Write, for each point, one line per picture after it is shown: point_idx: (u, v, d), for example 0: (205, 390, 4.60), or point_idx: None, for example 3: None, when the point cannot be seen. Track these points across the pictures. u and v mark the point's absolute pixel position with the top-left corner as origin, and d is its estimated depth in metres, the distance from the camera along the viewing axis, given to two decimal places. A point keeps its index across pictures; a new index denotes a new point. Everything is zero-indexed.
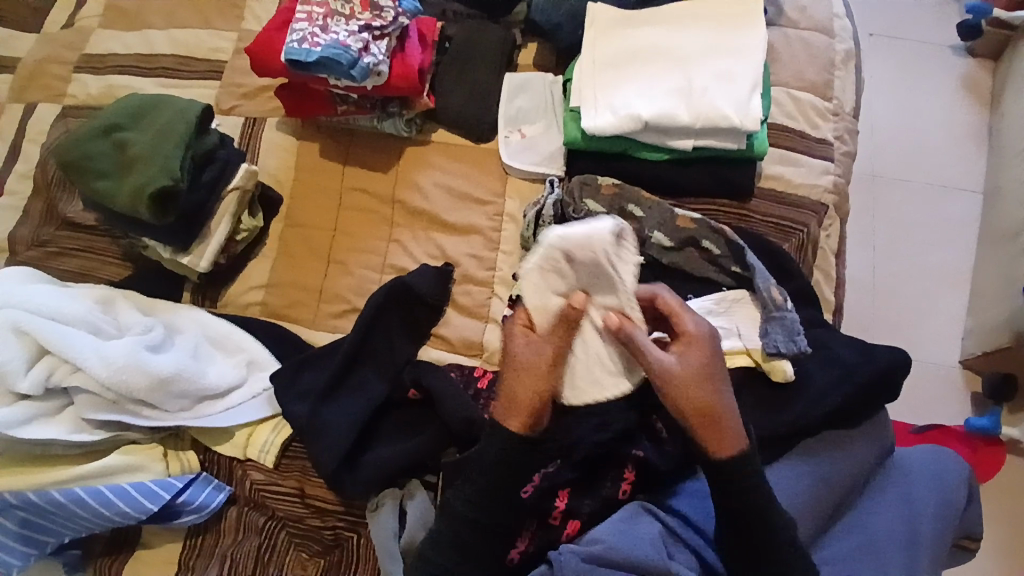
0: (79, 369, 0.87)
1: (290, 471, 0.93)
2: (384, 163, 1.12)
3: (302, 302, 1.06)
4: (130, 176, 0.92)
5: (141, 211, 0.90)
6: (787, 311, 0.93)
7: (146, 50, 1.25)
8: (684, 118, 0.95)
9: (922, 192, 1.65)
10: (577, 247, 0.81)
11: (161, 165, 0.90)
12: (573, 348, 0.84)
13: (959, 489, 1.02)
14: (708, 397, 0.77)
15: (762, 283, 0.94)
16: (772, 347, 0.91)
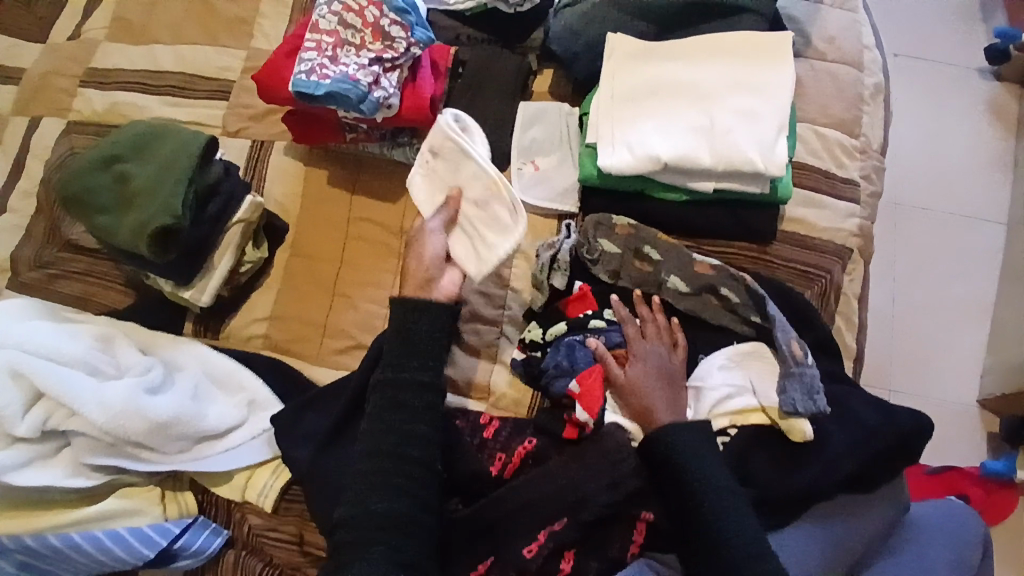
0: (76, 414, 0.84)
1: (289, 517, 0.91)
2: (393, 193, 1.08)
3: (305, 336, 1.02)
4: (132, 212, 0.89)
5: (142, 249, 0.87)
6: (808, 366, 0.89)
7: (152, 65, 1.22)
8: (706, 161, 0.91)
9: (946, 222, 1.60)
10: (435, 142, 0.94)
11: (163, 202, 0.87)
12: (451, 239, 0.94)
13: (976, 548, 0.99)
14: (641, 404, 0.89)
15: (783, 337, 0.90)
16: (789, 406, 0.87)
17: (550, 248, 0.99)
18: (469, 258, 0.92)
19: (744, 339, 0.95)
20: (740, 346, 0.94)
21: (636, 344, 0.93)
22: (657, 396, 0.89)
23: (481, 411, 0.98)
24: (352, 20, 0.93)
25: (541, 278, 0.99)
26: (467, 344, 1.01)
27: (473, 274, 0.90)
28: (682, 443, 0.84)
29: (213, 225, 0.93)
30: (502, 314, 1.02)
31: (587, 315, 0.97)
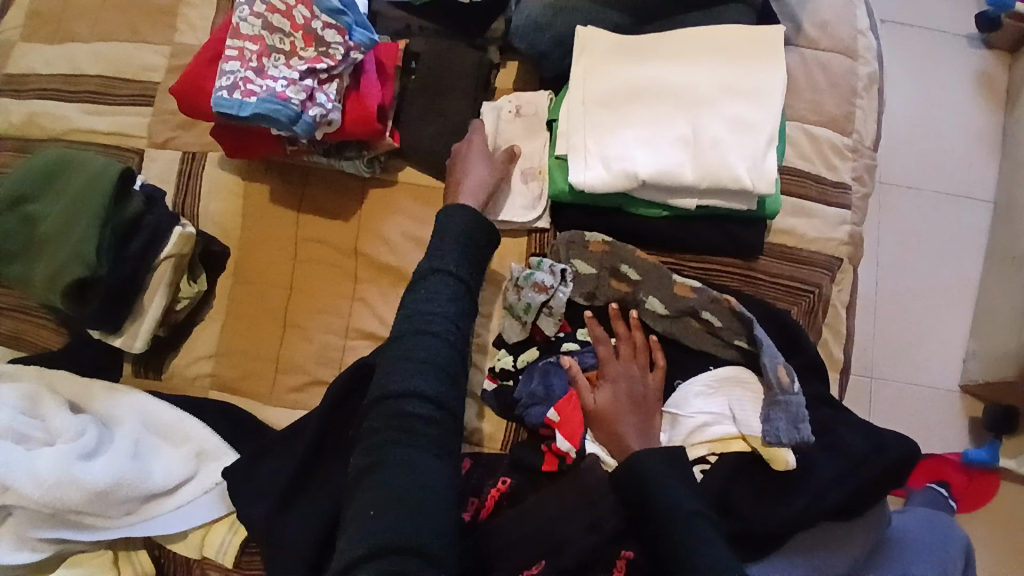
0: (6, 489, 0.77)
1: (250, 572, 0.86)
2: (344, 208, 0.98)
3: (256, 373, 0.94)
4: (42, 260, 0.78)
5: (57, 300, 0.77)
6: (794, 395, 0.82)
7: (68, 66, 1.07)
8: (688, 177, 0.82)
9: (933, 202, 1.54)
10: (523, 103, 0.96)
11: (73, 250, 0.76)
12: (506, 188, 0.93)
13: (959, 560, 0.98)
14: (613, 430, 0.84)
15: (768, 363, 0.84)
16: (772, 437, 0.81)
17: (544, 292, 0.89)
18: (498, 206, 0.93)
19: (726, 363, 0.89)
20: (720, 370, 0.88)
21: (609, 367, 0.87)
22: (628, 424, 0.84)
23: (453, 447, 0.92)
24: (279, 21, 0.81)
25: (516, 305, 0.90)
26: None
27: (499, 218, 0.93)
28: (649, 468, 0.79)
29: (137, 262, 0.83)
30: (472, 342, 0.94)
31: (559, 336, 0.92)
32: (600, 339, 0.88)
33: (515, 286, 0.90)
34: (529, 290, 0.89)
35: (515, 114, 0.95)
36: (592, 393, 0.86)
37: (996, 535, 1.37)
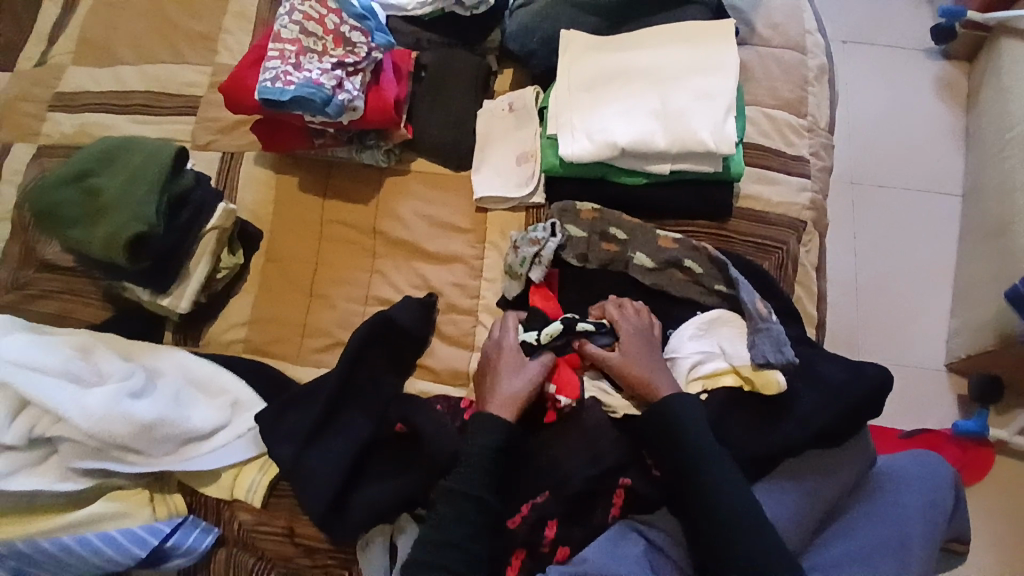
0: (61, 421, 0.88)
1: (278, 511, 0.93)
2: (365, 194, 1.12)
3: (285, 337, 1.05)
4: (104, 223, 0.94)
5: (119, 257, 0.92)
6: (773, 322, 0.93)
7: (120, 86, 1.25)
8: (660, 143, 0.96)
9: (903, 197, 1.66)
10: (512, 99, 1.11)
11: (135, 211, 0.92)
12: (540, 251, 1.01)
13: (948, 493, 1.01)
14: (644, 380, 0.91)
15: (747, 298, 0.94)
16: (760, 359, 0.90)
17: (536, 246, 0.99)
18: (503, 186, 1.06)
19: (711, 308, 0.99)
20: (710, 316, 0.97)
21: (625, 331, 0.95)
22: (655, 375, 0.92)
23: (463, 396, 0.99)
24: (313, 28, 0.99)
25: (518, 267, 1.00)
26: (445, 333, 1.04)
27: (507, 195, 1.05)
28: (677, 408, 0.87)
29: (184, 232, 0.98)
30: (477, 303, 1.05)
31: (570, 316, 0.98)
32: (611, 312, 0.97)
33: (513, 247, 1.02)
34: (525, 247, 1.00)
35: (509, 109, 1.10)
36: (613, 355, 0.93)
37: (996, 508, 1.40)
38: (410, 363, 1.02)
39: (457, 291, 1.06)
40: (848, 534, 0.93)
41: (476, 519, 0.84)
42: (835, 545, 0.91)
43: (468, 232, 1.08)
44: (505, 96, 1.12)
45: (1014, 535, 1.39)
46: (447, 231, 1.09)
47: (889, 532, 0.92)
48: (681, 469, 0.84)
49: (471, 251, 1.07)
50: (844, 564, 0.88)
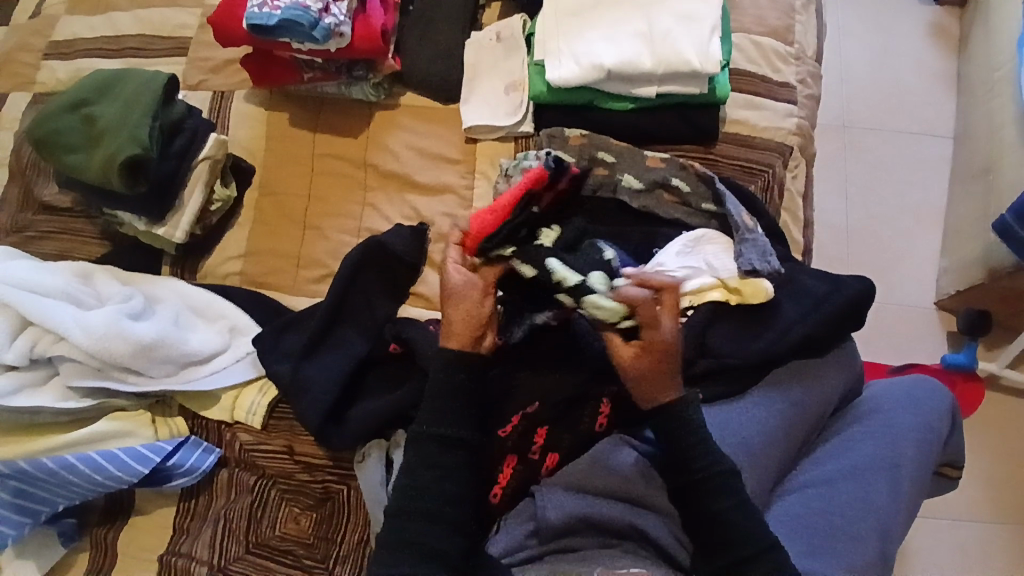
0: (61, 339, 0.94)
1: (278, 432, 0.98)
2: (355, 128, 1.13)
3: (280, 269, 1.07)
4: (100, 148, 0.99)
5: (113, 180, 0.97)
6: (758, 233, 0.96)
7: (112, 31, 1.26)
8: (646, 65, 0.97)
9: (893, 139, 1.66)
10: (501, 29, 1.12)
11: (130, 135, 0.97)
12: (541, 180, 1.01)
13: (944, 417, 0.96)
14: (651, 390, 0.84)
15: (733, 210, 0.97)
16: (747, 265, 0.94)
17: (532, 178, 1.00)
18: (492, 116, 1.07)
19: (698, 228, 1.00)
20: (703, 235, 0.98)
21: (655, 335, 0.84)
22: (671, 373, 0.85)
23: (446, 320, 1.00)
24: None
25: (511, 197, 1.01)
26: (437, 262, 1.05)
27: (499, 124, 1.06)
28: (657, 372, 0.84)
29: (178, 160, 1.03)
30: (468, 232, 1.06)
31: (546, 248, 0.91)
32: (634, 300, 0.85)
33: (506, 176, 1.02)
34: (519, 177, 1.00)
35: (497, 39, 1.11)
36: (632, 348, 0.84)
37: (990, 443, 1.36)
38: (404, 289, 1.04)
39: (449, 220, 1.07)
40: (836, 454, 0.92)
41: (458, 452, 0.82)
42: (821, 465, 0.91)
43: (458, 162, 1.09)
44: (492, 26, 1.13)
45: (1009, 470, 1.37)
46: (438, 163, 1.09)
47: (876, 453, 0.90)
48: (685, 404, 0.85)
49: (462, 180, 1.08)
50: (830, 485, 0.88)
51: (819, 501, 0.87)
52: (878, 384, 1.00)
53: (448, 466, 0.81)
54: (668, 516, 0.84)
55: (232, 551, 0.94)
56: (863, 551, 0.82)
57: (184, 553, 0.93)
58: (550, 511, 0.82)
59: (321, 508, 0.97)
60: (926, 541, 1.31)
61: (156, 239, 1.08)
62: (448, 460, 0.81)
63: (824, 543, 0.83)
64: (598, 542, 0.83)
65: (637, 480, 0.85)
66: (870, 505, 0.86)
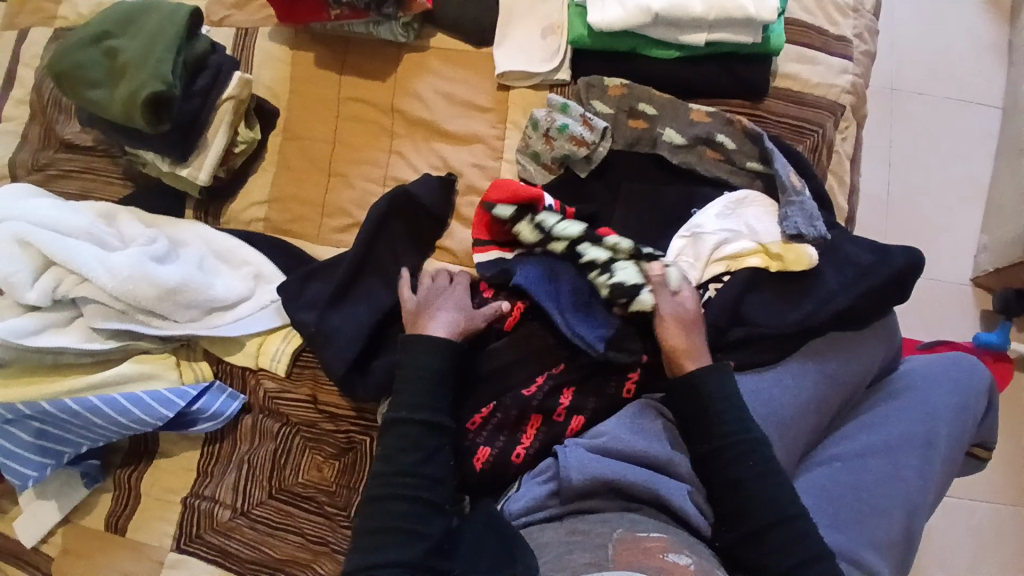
0: (85, 280, 0.93)
1: (302, 380, 0.97)
2: (382, 71, 1.08)
3: (304, 216, 1.04)
4: (124, 83, 0.96)
5: (136, 117, 0.94)
6: (805, 196, 0.92)
7: None
8: (697, 9, 0.91)
9: (942, 108, 1.51)
10: None
11: (153, 69, 0.94)
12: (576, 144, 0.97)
13: (981, 397, 0.92)
14: (693, 342, 0.85)
15: (782, 169, 0.92)
16: (792, 230, 0.89)
17: (582, 147, 0.97)
18: (528, 62, 1.02)
19: (741, 188, 0.96)
20: (747, 197, 0.94)
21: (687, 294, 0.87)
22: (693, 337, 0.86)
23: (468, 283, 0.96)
24: None
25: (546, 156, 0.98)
26: (465, 216, 1.02)
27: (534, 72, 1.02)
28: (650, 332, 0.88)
29: (204, 98, 1.00)
30: None
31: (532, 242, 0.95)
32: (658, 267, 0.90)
33: (546, 136, 0.97)
34: (566, 144, 0.97)
35: None
36: (670, 300, 0.87)
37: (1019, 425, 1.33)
38: (430, 243, 1.01)
39: (478, 172, 1.03)
40: (867, 427, 0.89)
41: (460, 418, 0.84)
42: (852, 438, 0.88)
43: (489, 111, 1.04)
44: None
45: None
46: (469, 111, 1.05)
47: (910, 429, 0.87)
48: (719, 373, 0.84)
49: (492, 131, 1.04)
50: (860, 460, 0.86)
51: (848, 476, 0.85)
52: (917, 357, 0.96)
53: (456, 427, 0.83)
54: (690, 484, 0.82)
55: (255, 496, 0.95)
56: (888, 527, 0.82)
57: (208, 496, 0.96)
58: (572, 472, 0.80)
59: (343, 457, 0.97)
60: (946, 521, 1.29)
61: (179, 181, 1.05)
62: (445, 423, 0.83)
63: (851, 517, 0.82)
64: (618, 506, 0.79)
65: (661, 443, 0.84)
66: (900, 483, 0.84)
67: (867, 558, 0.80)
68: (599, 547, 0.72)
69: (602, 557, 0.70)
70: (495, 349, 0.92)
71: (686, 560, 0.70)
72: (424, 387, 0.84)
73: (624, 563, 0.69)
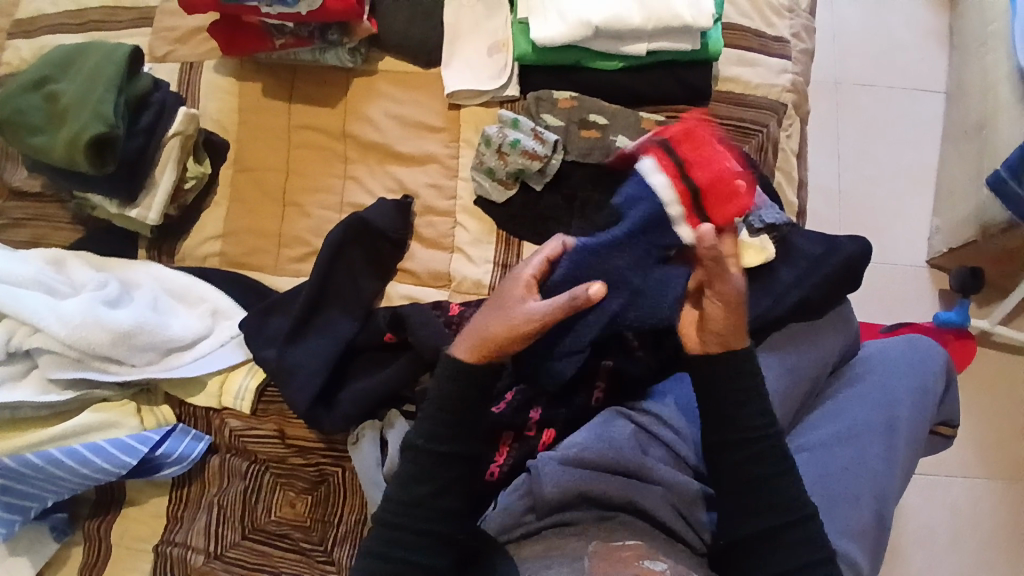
0: (38, 331, 0.92)
1: (268, 415, 0.95)
2: (331, 97, 1.07)
3: (261, 248, 1.03)
4: (65, 126, 0.94)
5: (80, 161, 0.93)
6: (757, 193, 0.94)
7: (75, 4, 1.17)
8: (636, 20, 0.93)
9: (885, 97, 1.56)
10: None
11: (94, 111, 0.92)
12: (534, 155, 0.97)
13: (939, 377, 0.94)
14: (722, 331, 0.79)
15: None
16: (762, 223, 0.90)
17: (536, 160, 0.97)
18: (477, 81, 1.02)
19: None
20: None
21: (729, 278, 0.77)
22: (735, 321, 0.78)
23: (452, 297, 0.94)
24: None
25: (503, 173, 0.98)
26: (423, 236, 1.02)
27: (484, 91, 1.02)
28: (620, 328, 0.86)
29: (148, 135, 0.99)
30: (455, 204, 1.02)
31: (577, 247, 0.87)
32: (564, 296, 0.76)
33: (499, 152, 0.98)
34: (519, 159, 0.97)
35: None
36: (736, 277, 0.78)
37: (983, 401, 1.36)
38: (390, 267, 1.00)
39: (434, 192, 1.03)
40: (832, 416, 0.90)
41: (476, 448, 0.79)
42: (819, 428, 0.89)
43: (441, 130, 1.04)
44: None
45: (1003, 430, 1.35)
46: (421, 132, 1.05)
47: (873, 415, 0.88)
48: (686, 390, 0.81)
49: (445, 150, 1.04)
50: (829, 449, 0.87)
51: (816, 466, 0.86)
52: (873, 342, 0.98)
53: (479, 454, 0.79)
54: (666, 486, 0.81)
55: (228, 537, 0.93)
56: (860, 514, 0.83)
57: (179, 543, 0.93)
58: (545, 484, 0.80)
59: (316, 490, 0.96)
60: (921, 499, 1.32)
61: (129, 222, 1.03)
62: (465, 455, 0.79)
63: (822, 507, 0.83)
64: (594, 516, 0.79)
65: (633, 449, 0.83)
66: (868, 469, 0.85)
67: (841, 547, 0.81)
68: (577, 560, 0.74)
69: (580, 569, 0.72)
70: None
71: (661, 566, 0.71)
72: (443, 419, 0.78)
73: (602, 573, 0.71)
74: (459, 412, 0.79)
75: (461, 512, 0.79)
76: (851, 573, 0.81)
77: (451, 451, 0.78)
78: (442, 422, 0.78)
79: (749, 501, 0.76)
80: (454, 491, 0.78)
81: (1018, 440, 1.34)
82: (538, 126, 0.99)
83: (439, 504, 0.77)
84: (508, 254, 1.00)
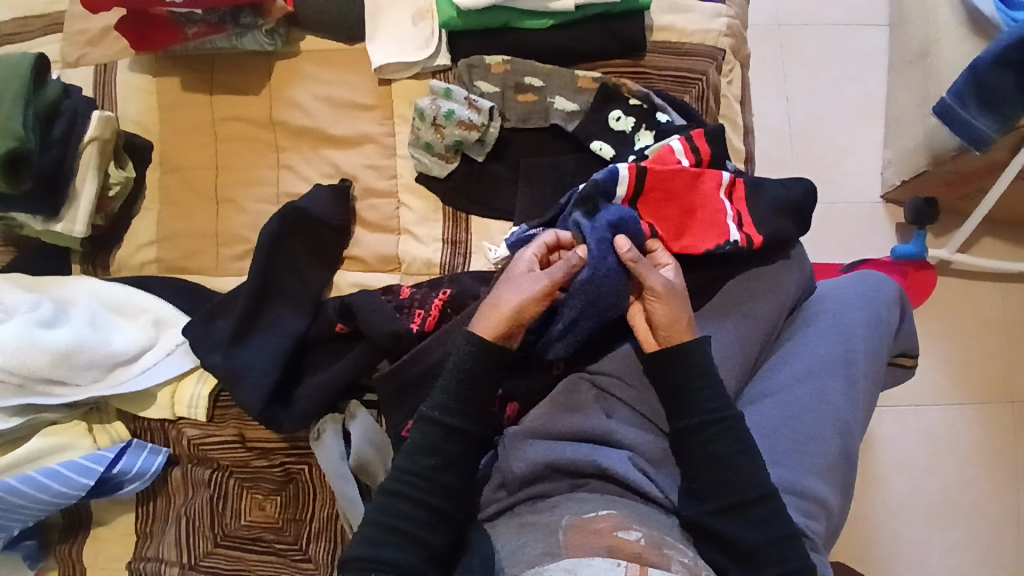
0: None
1: (226, 420, 0.93)
2: (254, 84, 1.02)
3: (200, 250, 0.99)
4: None
5: None
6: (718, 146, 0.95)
7: None
8: None
9: (828, 35, 1.55)
10: None
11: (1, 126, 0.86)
12: (473, 125, 0.93)
13: (893, 308, 0.95)
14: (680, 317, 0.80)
15: (667, 115, 0.94)
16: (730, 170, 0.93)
17: (473, 130, 0.93)
18: (406, 52, 0.98)
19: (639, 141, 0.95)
20: (645, 155, 0.91)
21: (654, 277, 0.80)
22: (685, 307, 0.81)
23: (402, 285, 0.92)
24: None
25: (442, 147, 0.95)
26: (367, 220, 0.99)
27: (415, 64, 0.98)
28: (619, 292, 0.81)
29: (63, 146, 0.93)
30: (395, 183, 0.99)
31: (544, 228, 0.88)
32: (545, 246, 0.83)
33: (434, 125, 0.94)
34: (456, 130, 0.93)
35: None
36: (657, 273, 0.81)
37: (947, 328, 1.39)
38: (336, 255, 0.97)
39: (372, 173, 0.99)
40: (792, 357, 0.90)
41: (446, 425, 0.77)
42: (780, 370, 0.89)
43: (373, 108, 1.00)
44: None
45: (965, 353, 1.38)
46: (354, 112, 1.00)
47: (831, 352, 0.89)
48: (668, 351, 0.81)
49: (380, 128, 1.00)
50: (790, 390, 0.87)
51: (781, 409, 0.86)
52: (826, 280, 0.98)
53: (441, 437, 0.77)
54: (632, 448, 0.81)
55: (201, 546, 0.92)
56: (825, 451, 0.84)
57: (151, 557, 0.91)
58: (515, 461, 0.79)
59: (284, 490, 0.94)
60: (897, 428, 1.35)
61: (56, 237, 0.98)
62: (454, 437, 0.77)
63: (789, 449, 0.84)
64: (565, 486, 0.78)
65: (597, 414, 0.82)
66: (829, 406, 0.86)
67: (809, 486, 0.82)
68: (552, 534, 0.71)
69: (555, 545, 0.69)
70: (423, 349, 0.86)
71: (636, 535, 0.69)
72: (452, 396, 0.78)
73: (576, 548, 0.68)
74: (468, 388, 0.78)
75: (459, 499, 0.77)
76: (820, 509, 0.82)
77: (428, 439, 0.77)
78: (455, 396, 0.78)
79: (723, 461, 0.76)
80: (441, 469, 0.76)
81: (981, 362, 1.38)
82: (474, 95, 0.95)
83: (430, 483, 0.75)
84: (457, 229, 0.97)
